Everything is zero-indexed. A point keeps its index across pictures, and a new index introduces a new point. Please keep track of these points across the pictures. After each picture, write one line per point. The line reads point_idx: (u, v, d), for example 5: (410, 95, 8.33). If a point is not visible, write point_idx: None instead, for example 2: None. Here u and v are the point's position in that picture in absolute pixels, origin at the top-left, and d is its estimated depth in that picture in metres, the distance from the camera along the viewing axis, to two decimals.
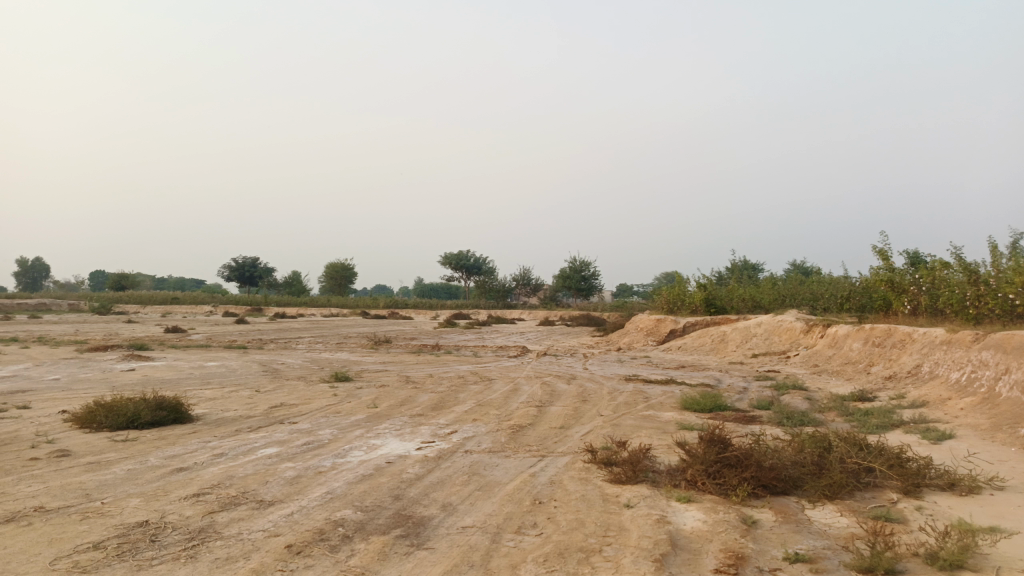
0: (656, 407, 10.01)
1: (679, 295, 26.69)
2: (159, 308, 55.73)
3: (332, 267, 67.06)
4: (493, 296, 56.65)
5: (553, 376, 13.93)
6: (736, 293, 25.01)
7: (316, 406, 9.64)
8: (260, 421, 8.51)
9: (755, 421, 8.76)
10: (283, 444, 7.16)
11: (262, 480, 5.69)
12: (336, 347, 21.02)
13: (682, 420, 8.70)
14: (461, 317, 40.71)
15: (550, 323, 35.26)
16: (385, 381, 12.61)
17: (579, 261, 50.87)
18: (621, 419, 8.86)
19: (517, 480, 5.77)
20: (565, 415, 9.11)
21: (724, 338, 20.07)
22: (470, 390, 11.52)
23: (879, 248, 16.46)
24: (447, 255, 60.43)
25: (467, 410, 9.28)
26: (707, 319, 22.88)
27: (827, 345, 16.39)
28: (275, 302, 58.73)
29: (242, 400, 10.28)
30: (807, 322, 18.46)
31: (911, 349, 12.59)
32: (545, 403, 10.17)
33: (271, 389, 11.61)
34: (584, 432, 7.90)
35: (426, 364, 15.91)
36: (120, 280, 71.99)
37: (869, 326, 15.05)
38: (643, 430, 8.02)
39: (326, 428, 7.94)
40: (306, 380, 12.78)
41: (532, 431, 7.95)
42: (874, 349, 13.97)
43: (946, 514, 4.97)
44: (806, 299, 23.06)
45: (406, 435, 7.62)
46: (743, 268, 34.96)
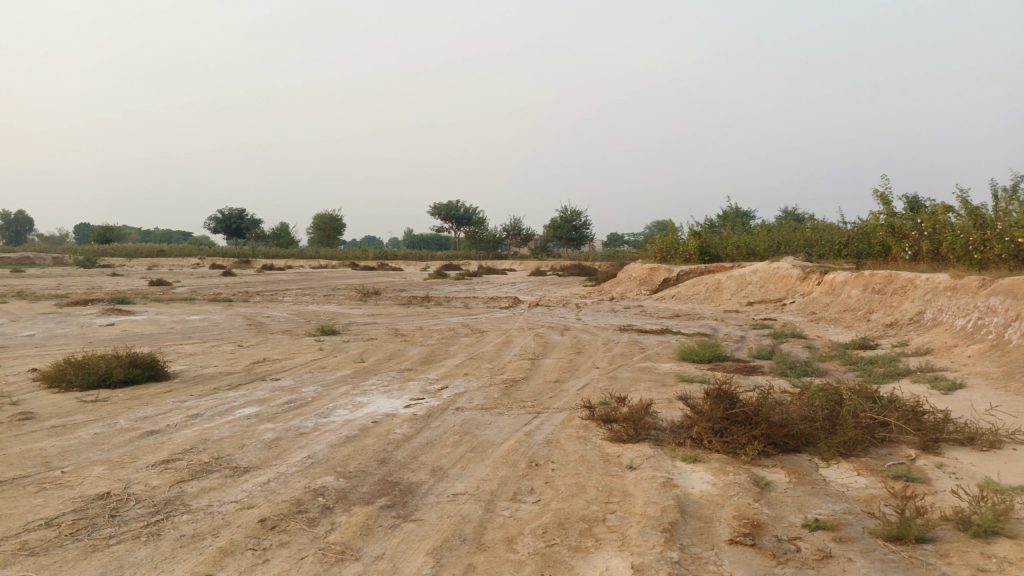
0: (654, 358, 9.66)
1: (672, 244, 26.29)
2: (145, 261, 54.87)
3: (320, 218, 66.26)
4: (483, 247, 56.08)
5: (546, 327, 13.56)
6: (730, 241, 24.60)
7: (300, 361, 9.25)
8: (240, 378, 8.11)
9: (757, 372, 8.45)
10: (262, 403, 6.76)
11: (238, 444, 5.30)
12: (324, 299, 20.60)
13: (682, 372, 8.37)
14: (452, 267, 40.26)
15: (541, 273, 34.86)
16: (373, 334, 12.23)
17: (570, 211, 50.37)
18: (618, 371, 8.52)
19: (511, 441, 5.41)
20: (560, 368, 8.75)
21: (718, 286, 19.75)
22: (462, 343, 11.15)
23: (879, 193, 16.01)
24: (437, 205, 59.67)
25: (458, 364, 8.90)
26: (701, 267, 22.51)
27: (824, 293, 16.08)
28: (263, 254, 57.95)
29: (223, 355, 9.86)
30: (803, 269, 18.11)
31: (913, 296, 12.26)
32: (539, 356, 9.81)
33: (254, 343, 11.18)
34: (580, 387, 7.54)
35: (415, 316, 15.50)
36: (105, 233, 70.79)
37: (868, 272, 14.72)
38: (642, 384, 7.67)
39: (309, 385, 7.55)
40: (291, 333, 12.36)
41: (526, 385, 7.59)
42: (874, 296, 13.65)
43: (970, 471, 4.66)
44: (801, 246, 22.69)
45: (394, 392, 7.24)
46: (736, 216, 34.56)
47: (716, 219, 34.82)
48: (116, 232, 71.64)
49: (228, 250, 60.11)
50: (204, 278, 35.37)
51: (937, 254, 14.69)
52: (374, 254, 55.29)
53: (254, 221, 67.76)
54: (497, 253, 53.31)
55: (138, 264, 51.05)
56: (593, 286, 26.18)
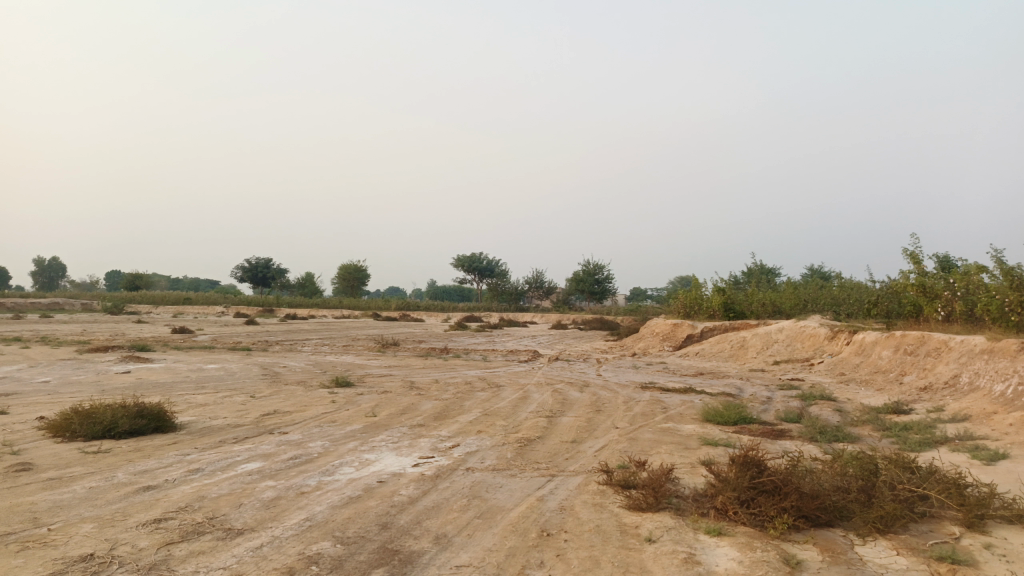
0: (676, 419, 9.30)
1: (696, 300, 25.92)
2: (171, 308, 55.42)
3: (344, 269, 66.81)
4: (505, 299, 55.99)
5: (565, 383, 13.24)
6: (755, 298, 24.18)
7: (311, 414, 9.02)
8: (248, 431, 7.89)
9: (785, 437, 8.05)
10: (267, 458, 6.51)
11: (235, 503, 5.05)
12: (342, 350, 20.47)
13: (705, 434, 8.00)
14: (473, 319, 40.09)
15: (563, 326, 34.53)
16: (388, 387, 11.99)
17: (593, 265, 50.27)
18: (638, 432, 8.17)
19: (522, 506, 5.10)
20: (577, 427, 8.42)
21: (743, 344, 19.30)
22: (478, 398, 10.86)
23: (909, 252, 15.65)
24: (460, 257, 59.91)
25: (472, 421, 8.61)
26: (726, 324, 22.10)
27: (853, 353, 15.60)
28: (287, 303, 58.32)
29: (234, 407, 9.67)
30: (831, 327, 17.65)
31: (947, 358, 11.80)
32: (557, 413, 9.49)
33: (267, 394, 10.99)
34: (598, 448, 7.21)
35: (433, 369, 15.25)
36: (134, 280, 71.88)
37: (899, 333, 14.26)
38: (663, 447, 7.32)
39: (317, 440, 7.31)
40: (305, 385, 12.16)
41: (542, 445, 7.28)
42: (906, 358, 13.18)
43: (1023, 554, 4.26)
44: (829, 304, 22.23)
45: (404, 449, 6.97)
46: (760, 273, 34.15)
47: (740, 275, 34.44)
48: (144, 279, 72.66)
49: (252, 298, 60.62)
50: (226, 326, 35.47)
51: (971, 315, 14.22)
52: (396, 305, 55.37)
53: (280, 271, 68.48)
54: (519, 306, 53.16)
55: (164, 312, 51.54)
56: (614, 341, 25.79)
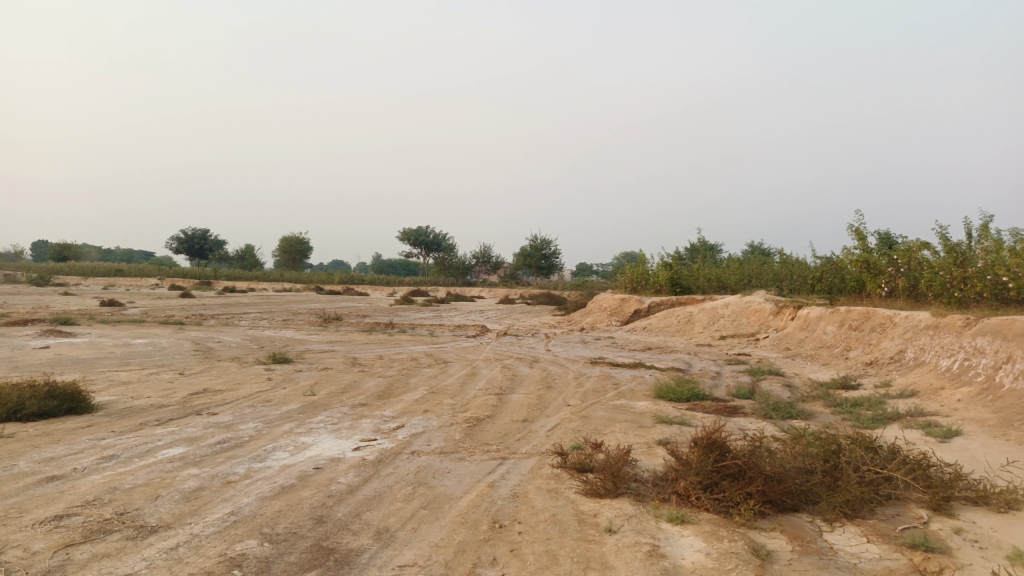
0: (628, 395, 9.05)
1: (643, 275, 25.90)
2: (103, 280, 52.96)
3: (286, 241, 64.92)
4: (451, 274, 55.34)
5: (513, 358, 12.90)
6: (701, 273, 24.25)
7: (243, 394, 8.43)
8: (173, 412, 7.28)
9: (739, 414, 7.87)
10: (192, 443, 5.96)
11: (151, 495, 4.52)
12: (282, 324, 19.68)
13: (659, 412, 7.76)
14: (419, 294, 39.41)
15: (509, 301, 34.19)
16: (329, 363, 11.43)
17: (540, 239, 50.00)
18: (590, 410, 7.88)
19: (472, 494, 4.72)
20: (528, 405, 8.07)
21: (690, 319, 19.30)
22: (423, 375, 10.41)
23: (854, 228, 15.78)
24: (407, 230, 58.81)
25: (417, 399, 8.18)
26: (672, 299, 22.11)
27: (798, 328, 15.71)
28: (225, 275, 56.42)
29: (160, 385, 8.99)
30: (776, 303, 17.76)
31: (892, 334, 11.89)
32: (506, 391, 9.13)
33: (197, 371, 10.32)
34: (550, 427, 6.89)
35: (376, 345, 14.71)
36: (61, 250, 68.57)
37: (844, 308, 14.37)
38: (617, 426, 7.03)
39: (249, 422, 6.77)
40: (240, 361, 11.50)
41: (491, 425, 6.90)
42: (851, 333, 13.27)
43: (993, 539, 4.10)
44: (772, 280, 22.45)
45: (344, 431, 6.51)
46: (705, 248, 34.45)
47: (684, 251, 34.64)
48: (73, 249, 69.50)
49: (188, 271, 58.37)
50: (160, 299, 33.97)
51: (913, 291, 14.43)
52: (339, 279, 54.08)
53: (218, 242, 66.13)
54: (465, 280, 52.61)
55: (95, 284, 49.24)
56: (562, 316, 25.60)
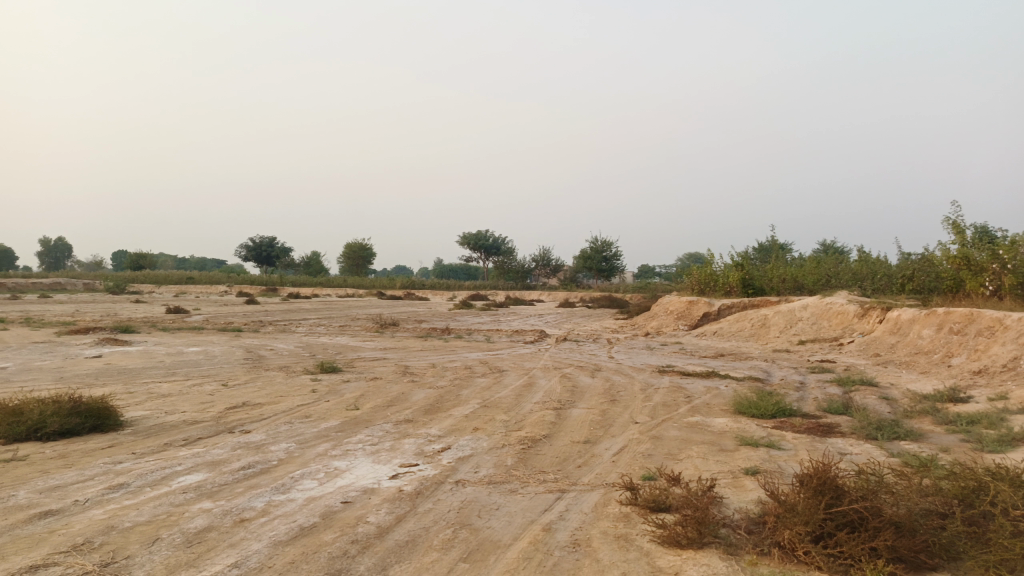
0: (703, 411, 8.07)
1: (711, 276, 24.59)
2: (175, 287, 54.49)
3: (350, 248, 65.57)
4: (511, 277, 54.69)
5: (574, 366, 12.03)
6: (774, 274, 22.80)
7: (283, 408, 7.84)
8: (204, 430, 6.72)
9: (835, 434, 6.82)
10: (212, 468, 5.34)
11: (149, 538, 3.87)
12: (338, 331, 19.31)
13: (741, 432, 6.79)
14: (478, 298, 38.83)
15: (570, 305, 33.23)
16: (379, 373, 10.81)
17: (602, 242, 48.84)
18: (662, 429, 6.95)
19: (524, 541, 3.92)
20: (591, 422, 7.21)
21: (764, 322, 18.02)
22: (477, 386, 9.66)
23: (951, 221, 14.33)
24: (466, 235, 58.38)
25: (468, 415, 7.41)
26: (745, 301, 20.80)
27: (888, 332, 14.33)
28: (291, 282, 57.30)
29: (200, 398, 8.51)
30: (861, 304, 16.36)
31: (1003, 339, 10.52)
32: (566, 404, 8.28)
33: (241, 382, 9.84)
34: (615, 451, 6.02)
35: (431, 352, 14.06)
36: (139, 259, 71.32)
37: (942, 310, 12.97)
38: (694, 450, 6.10)
39: (281, 443, 6.13)
40: (288, 371, 10.99)
41: (549, 448, 6.06)
42: (952, 337, 11.89)
43: None
44: (853, 280, 20.90)
45: (383, 453, 5.80)
46: (776, 247, 32.72)
47: (753, 251, 33.00)
48: (149, 258, 72.28)
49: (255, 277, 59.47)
50: (225, 305, 34.40)
51: (1023, 290, 12.90)
52: (400, 283, 54.10)
53: (283, 250, 67.26)
54: (526, 284, 51.86)
55: (169, 291, 50.66)
56: (625, 320, 24.51)
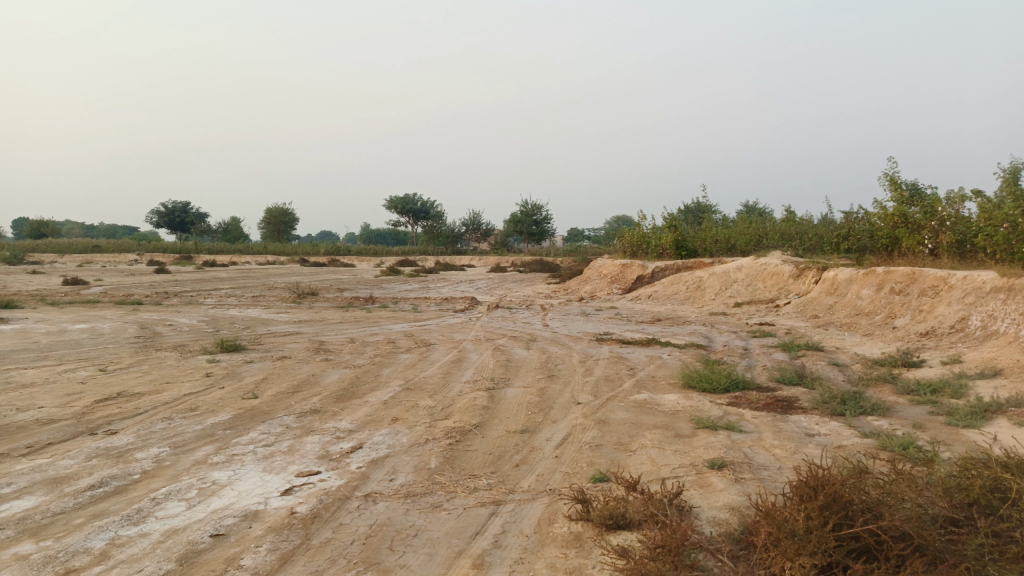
0: (650, 386, 7.29)
1: (643, 238, 24.05)
2: (80, 257, 50.72)
3: (270, 214, 62.65)
4: (440, 242, 53.23)
5: (507, 337, 11.12)
6: (707, 234, 22.40)
7: (167, 398, 6.63)
8: (58, 432, 5.48)
9: (798, 412, 6.12)
10: (51, 490, 4.16)
11: None
12: (251, 302, 17.80)
13: (697, 413, 6.03)
14: (406, 264, 37.46)
15: (501, 270, 32.22)
16: (289, 350, 9.64)
17: (531, 204, 47.94)
18: (608, 411, 6.12)
19: None
20: (528, 405, 6.32)
21: (700, 284, 17.55)
22: (399, 363, 8.64)
23: (889, 177, 14.00)
24: (394, 199, 56.39)
25: (385, 401, 6.40)
26: (678, 263, 20.34)
27: (826, 292, 14.00)
28: (207, 249, 54.23)
29: (67, 388, 7.17)
30: (796, 264, 16.01)
31: (949, 299, 10.17)
32: (499, 383, 7.35)
33: (125, 366, 8.51)
34: (558, 442, 5.14)
35: (350, 324, 12.89)
36: (39, 227, 66.83)
37: (881, 269, 12.65)
38: (647, 437, 5.29)
39: (151, 449, 4.97)
40: (184, 351, 9.68)
41: (480, 442, 5.12)
42: (894, 298, 11.54)
43: None
44: (784, 240, 20.66)
45: (278, 458, 4.73)
46: (704, 208, 32.62)
47: (683, 211, 32.76)
48: (51, 225, 67.89)
49: (167, 245, 56.08)
50: (133, 275, 31.91)
51: (961, 248, 12.70)
52: (325, 250, 51.94)
53: (199, 215, 63.69)
54: (455, 249, 50.57)
55: (72, 261, 47.04)
56: (558, 284, 23.75)
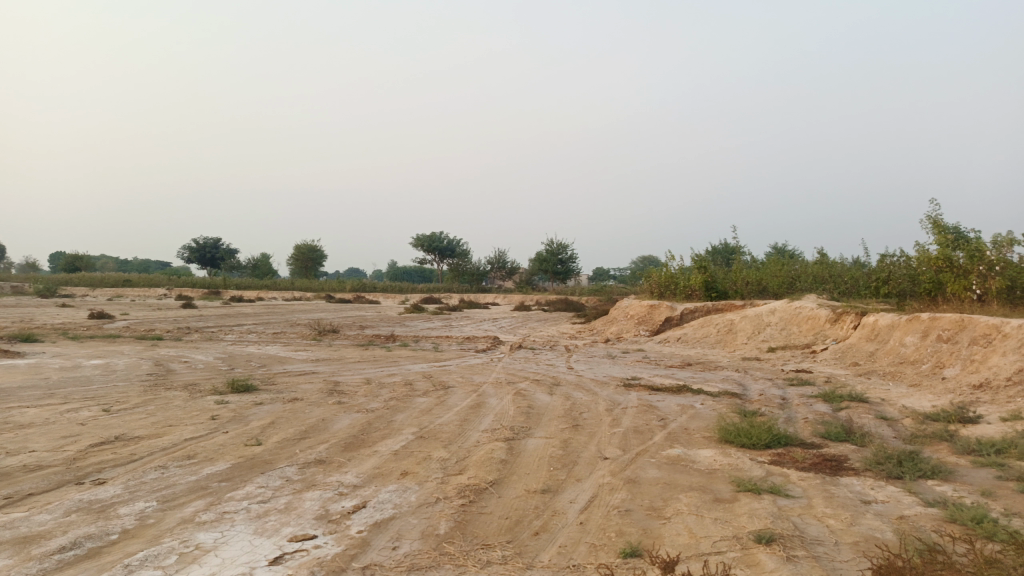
0: (682, 439, 6.74)
1: (672, 278, 23.49)
2: (110, 291, 51.31)
3: (298, 250, 63.14)
4: (466, 280, 53.02)
5: (529, 381, 10.63)
6: (738, 276, 21.79)
7: (165, 443, 6.23)
8: (43, 481, 5.08)
9: (848, 474, 5.54)
10: (17, 551, 3.74)
11: None
12: (270, 339, 17.52)
13: (736, 472, 5.47)
14: (430, 302, 37.14)
15: (525, 309, 31.74)
16: (302, 392, 9.23)
17: (557, 243, 47.64)
18: (638, 468, 5.59)
19: None
20: (550, 459, 5.81)
21: (731, 328, 16.93)
22: (415, 408, 8.17)
23: (932, 219, 13.41)
24: (420, 238, 56.54)
25: (396, 452, 5.93)
26: (708, 305, 19.73)
27: (865, 338, 13.33)
28: (234, 285, 54.63)
29: (64, 430, 6.81)
30: (833, 308, 15.35)
31: (1003, 349, 9.51)
32: (519, 433, 6.84)
33: (130, 406, 8.15)
34: (583, 505, 4.62)
35: (368, 364, 12.48)
36: (74, 260, 68.09)
37: (925, 315, 11.99)
38: (682, 501, 4.75)
39: (136, 504, 4.53)
40: (194, 390, 9.31)
41: (496, 503, 4.63)
42: (941, 346, 10.87)
43: None
44: (818, 283, 19.99)
45: (273, 518, 4.27)
46: (733, 250, 32.02)
47: (712, 252, 32.17)
48: (85, 259, 69.25)
49: (196, 280, 56.56)
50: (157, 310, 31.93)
51: (1011, 294, 12.03)
52: (350, 287, 52.02)
53: (229, 250, 64.42)
54: (480, 287, 50.35)
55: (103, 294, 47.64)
56: (584, 325, 23.21)
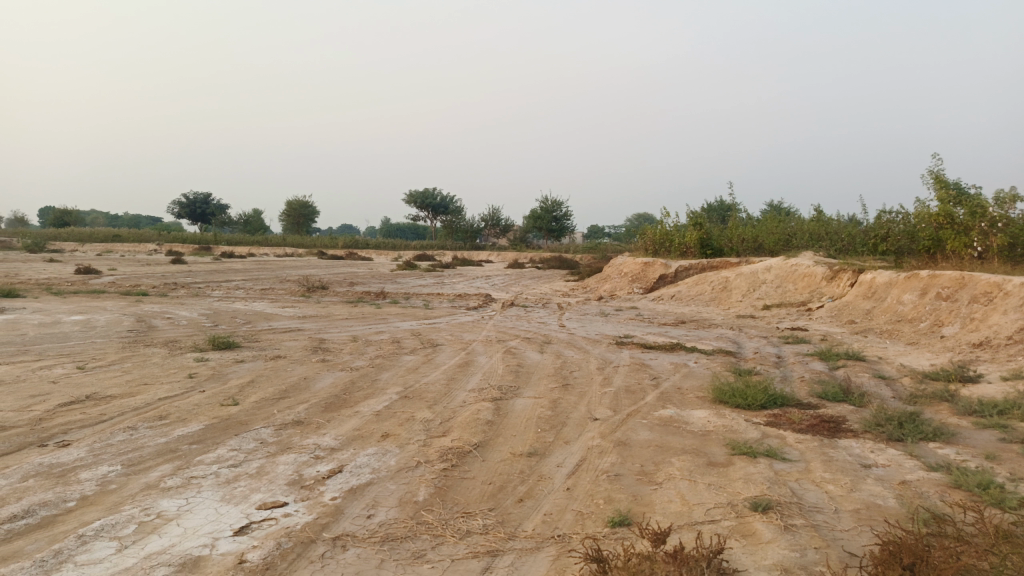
0: (676, 400, 6.52)
1: (667, 235, 23.17)
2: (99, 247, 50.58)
3: (289, 205, 62.34)
4: (459, 237, 52.57)
5: (520, 339, 10.38)
6: (734, 233, 21.48)
7: (138, 403, 5.96)
8: (3, 443, 4.82)
9: (848, 436, 5.33)
10: None
11: None
12: (258, 296, 17.18)
13: (731, 435, 5.25)
14: (423, 259, 36.75)
15: (519, 266, 31.46)
16: (285, 349, 8.97)
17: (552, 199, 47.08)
18: (629, 430, 5.37)
19: None
20: (538, 420, 5.58)
21: (726, 285, 16.69)
22: (401, 367, 7.93)
23: (934, 174, 13.09)
24: (413, 194, 55.85)
25: (378, 413, 5.69)
26: (702, 262, 19.47)
27: (862, 296, 13.10)
28: (226, 241, 54.03)
29: (33, 389, 6.53)
30: (829, 266, 15.10)
31: (1005, 307, 9.29)
32: (507, 393, 6.61)
33: (106, 364, 7.88)
34: (571, 470, 4.39)
35: (355, 321, 12.20)
36: (62, 215, 67.18)
37: (925, 273, 11.75)
38: (675, 465, 4.53)
39: (98, 469, 4.27)
40: (174, 347, 9.04)
41: (479, 468, 4.40)
42: (940, 304, 10.65)
43: None
44: (814, 240, 19.71)
45: (242, 484, 4.03)
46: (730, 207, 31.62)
47: (707, 209, 31.80)
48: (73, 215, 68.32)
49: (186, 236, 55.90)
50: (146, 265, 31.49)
51: (1012, 251, 11.78)
52: (343, 243, 51.50)
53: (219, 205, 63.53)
54: (474, 244, 49.89)
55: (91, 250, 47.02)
56: (577, 282, 22.94)
